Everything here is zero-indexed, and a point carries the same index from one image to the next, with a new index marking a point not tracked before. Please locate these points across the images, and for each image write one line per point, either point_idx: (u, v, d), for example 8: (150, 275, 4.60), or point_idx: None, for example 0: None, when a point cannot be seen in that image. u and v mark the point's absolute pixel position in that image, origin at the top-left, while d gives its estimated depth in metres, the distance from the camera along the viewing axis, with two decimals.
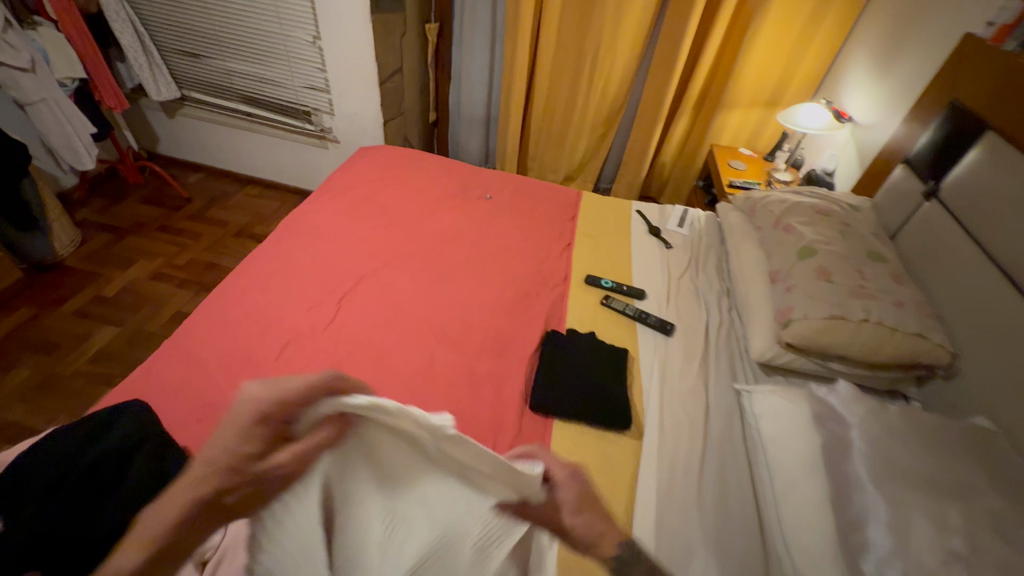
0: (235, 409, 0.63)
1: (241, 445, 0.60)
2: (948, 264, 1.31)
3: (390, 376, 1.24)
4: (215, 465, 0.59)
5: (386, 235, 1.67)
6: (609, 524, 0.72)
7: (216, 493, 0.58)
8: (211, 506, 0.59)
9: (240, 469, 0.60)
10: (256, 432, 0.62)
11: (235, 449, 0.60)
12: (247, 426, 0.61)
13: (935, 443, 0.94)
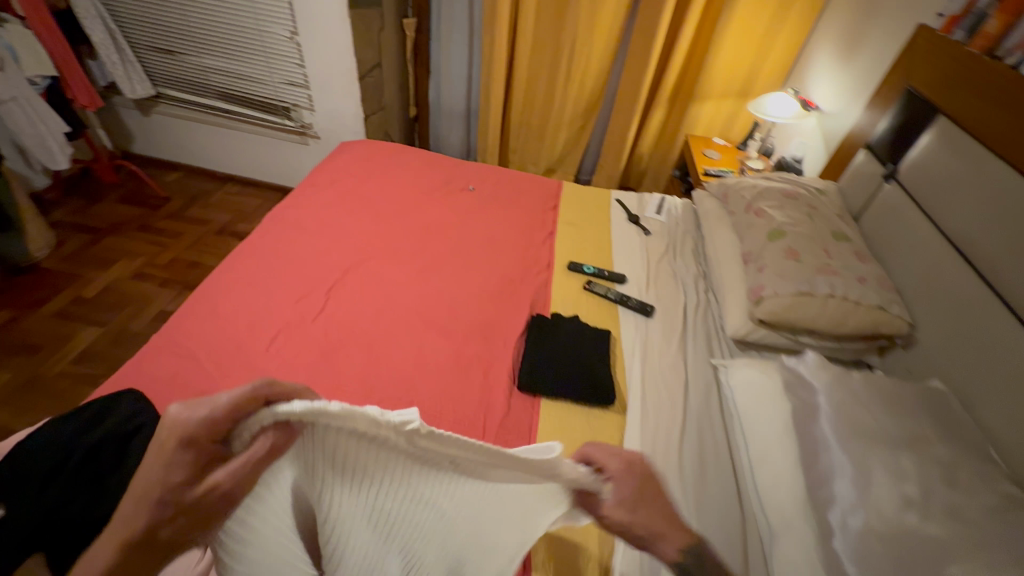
0: (157, 438, 0.52)
1: (169, 476, 0.51)
2: (906, 242, 1.40)
3: (380, 363, 1.27)
4: (142, 503, 0.50)
5: (371, 227, 1.69)
6: (667, 525, 0.69)
7: (150, 531, 0.50)
8: (143, 545, 0.50)
9: (176, 502, 0.51)
10: (186, 458, 0.52)
11: (164, 482, 0.51)
12: (171, 455, 0.51)
13: (893, 404, 1.01)
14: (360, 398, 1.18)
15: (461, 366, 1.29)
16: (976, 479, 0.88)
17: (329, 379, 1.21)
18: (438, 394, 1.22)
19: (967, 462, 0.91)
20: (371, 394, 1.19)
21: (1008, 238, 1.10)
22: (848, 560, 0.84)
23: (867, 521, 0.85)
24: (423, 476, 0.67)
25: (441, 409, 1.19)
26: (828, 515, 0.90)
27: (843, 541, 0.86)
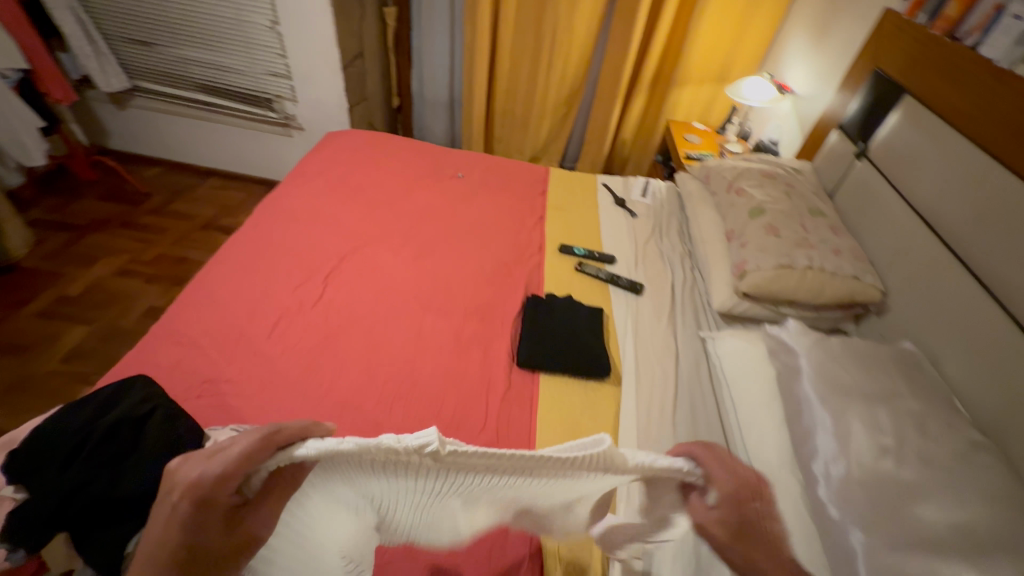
0: (172, 498, 0.56)
1: (194, 534, 0.55)
2: (877, 215, 1.48)
3: (382, 346, 1.30)
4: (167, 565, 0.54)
5: (364, 215, 1.71)
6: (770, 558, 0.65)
7: None
8: None
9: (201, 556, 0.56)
10: (207, 515, 0.57)
11: (188, 540, 0.55)
12: (193, 513, 0.55)
13: (868, 363, 1.09)
14: (365, 379, 1.21)
15: (461, 346, 1.33)
16: (943, 426, 0.96)
17: (332, 363, 1.24)
18: (441, 374, 1.26)
19: (936, 412, 0.99)
20: (375, 375, 1.23)
21: (970, 208, 1.18)
22: (831, 504, 0.91)
23: (847, 469, 0.92)
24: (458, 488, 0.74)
25: (444, 387, 1.23)
26: (812, 467, 0.97)
27: (826, 488, 0.93)
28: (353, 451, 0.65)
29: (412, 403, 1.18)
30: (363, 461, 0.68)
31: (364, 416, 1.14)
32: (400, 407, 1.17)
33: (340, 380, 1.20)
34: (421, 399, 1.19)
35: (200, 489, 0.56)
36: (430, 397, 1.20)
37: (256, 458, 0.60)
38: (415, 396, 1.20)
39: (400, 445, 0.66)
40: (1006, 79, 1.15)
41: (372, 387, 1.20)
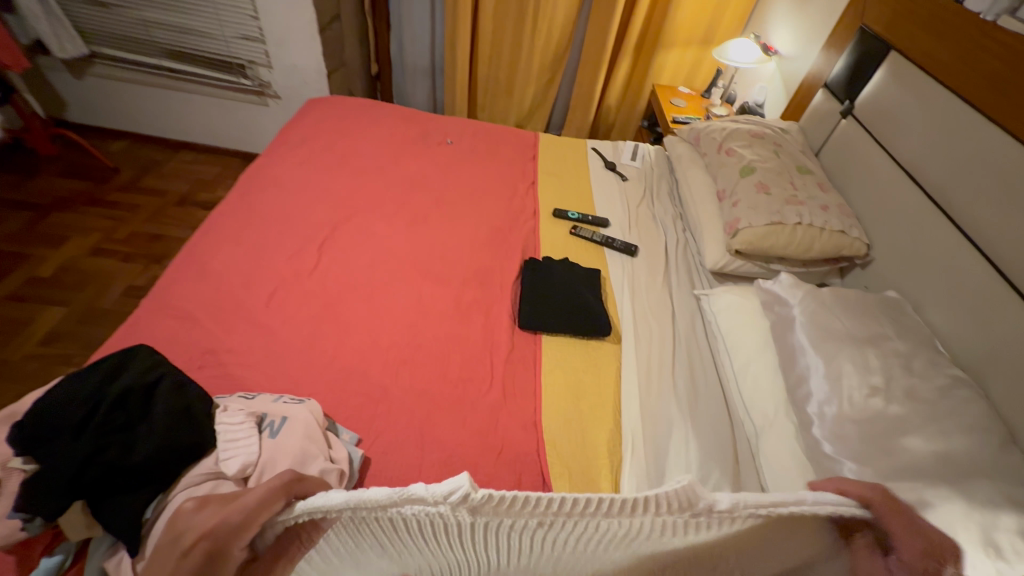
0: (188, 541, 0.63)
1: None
2: (862, 172, 1.52)
3: (382, 311, 1.29)
4: None
5: (352, 184, 1.67)
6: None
7: None
8: None
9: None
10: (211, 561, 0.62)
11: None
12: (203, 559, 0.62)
13: (859, 310, 1.14)
14: (368, 343, 1.21)
15: (461, 310, 1.33)
16: (928, 364, 1.02)
17: (333, 329, 1.23)
18: (444, 337, 1.26)
19: (921, 351, 1.05)
20: (379, 340, 1.23)
21: (953, 160, 1.22)
22: (825, 441, 0.97)
23: (839, 408, 0.98)
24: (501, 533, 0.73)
25: (448, 349, 1.23)
26: (806, 408, 1.02)
27: (821, 427, 0.98)
28: (383, 502, 0.66)
29: (418, 366, 1.19)
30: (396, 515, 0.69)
31: (370, 379, 1.14)
32: (405, 370, 1.17)
33: (343, 345, 1.20)
34: (425, 362, 1.20)
35: (214, 538, 0.63)
36: (434, 359, 1.21)
37: (270, 507, 0.66)
38: (419, 358, 1.20)
39: (430, 494, 0.67)
40: (990, 31, 1.18)
41: (375, 351, 1.20)
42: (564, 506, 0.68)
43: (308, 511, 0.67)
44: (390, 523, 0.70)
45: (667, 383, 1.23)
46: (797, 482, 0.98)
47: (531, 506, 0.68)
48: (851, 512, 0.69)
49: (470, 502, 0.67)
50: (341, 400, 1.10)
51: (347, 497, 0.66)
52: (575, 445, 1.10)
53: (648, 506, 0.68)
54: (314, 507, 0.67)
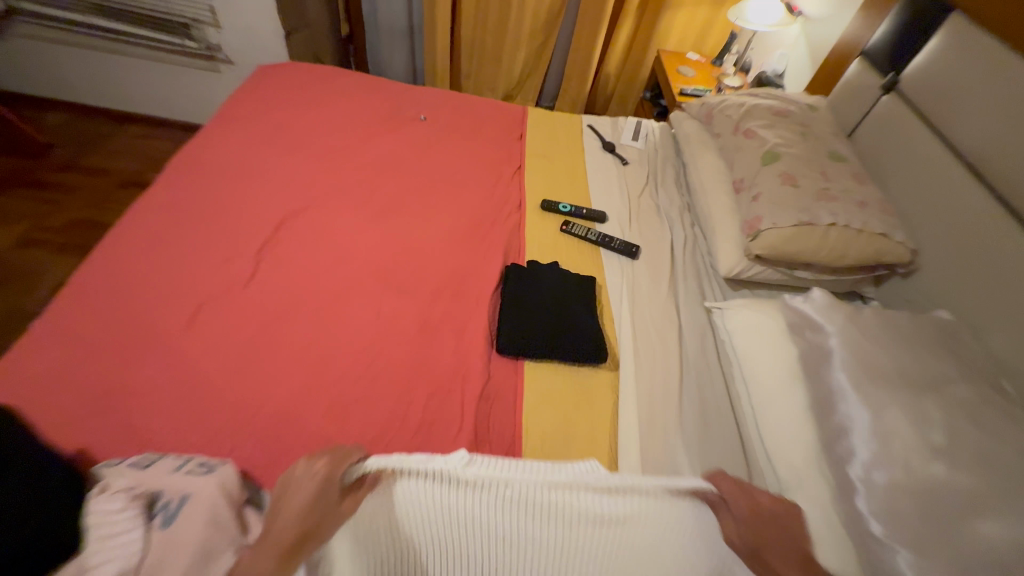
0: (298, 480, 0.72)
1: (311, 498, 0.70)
2: (907, 160, 1.28)
3: (330, 333, 1.06)
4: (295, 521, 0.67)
5: (303, 170, 1.41)
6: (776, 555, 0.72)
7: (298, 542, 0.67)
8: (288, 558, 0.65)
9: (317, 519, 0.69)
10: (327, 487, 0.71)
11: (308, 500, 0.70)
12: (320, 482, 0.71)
13: (909, 341, 0.93)
14: (311, 377, 0.99)
15: (428, 329, 1.11)
16: (1003, 418, 0.82)
17: (267, 359, 1.00)
18: (405, 366, 1.04)
19: (990, 399, 0.84)
20: (325, 372, 1.00)
21: None
22: (872, 518, 0.78)
23: (892, 476, 0.79)
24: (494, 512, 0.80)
25: (410, 382, 1.02)
26: (846, 471, 0.83)
27: (866, 498, 0.80)
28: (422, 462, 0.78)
29: (372, 406, 0.97)
30: (425, 483, 0.78)
31: (310, 425, 0.93)
32: (356, 412, 0.96)
33: (280, 381, 0.98)
34: (382, 400, 0.98)
35: (328, 467, 0.73)
36: (392, 395, 0.99)
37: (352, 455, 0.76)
38: (374, 395, 0.99)
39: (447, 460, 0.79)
40: None
41: (320, 387, 0.98)
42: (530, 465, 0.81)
43: (376, 467, 0.76)
44: (418, 493, 0.79)
45: (670, 422, 1.04)
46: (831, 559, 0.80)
47: (512, 468, 0.80)
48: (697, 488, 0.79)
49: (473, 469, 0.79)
50: (274, 455, 0.89)
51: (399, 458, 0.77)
52: None
53: (560, 467, 0.81)
54: (382, 459, 0.77)
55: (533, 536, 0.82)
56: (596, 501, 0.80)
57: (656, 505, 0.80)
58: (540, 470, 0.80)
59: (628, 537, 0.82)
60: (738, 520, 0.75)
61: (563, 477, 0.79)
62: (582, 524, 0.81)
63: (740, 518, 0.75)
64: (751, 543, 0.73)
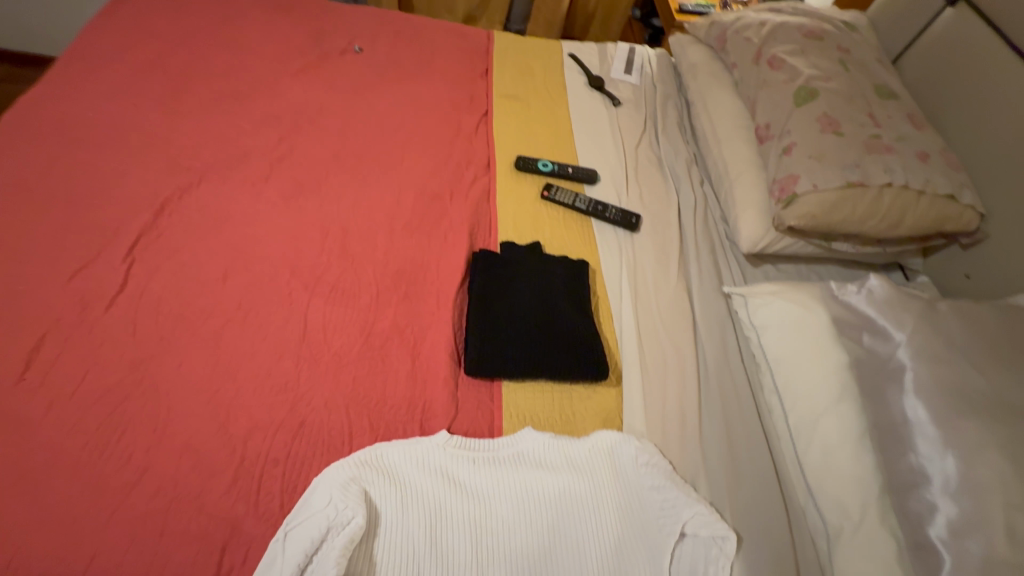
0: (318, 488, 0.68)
1: (340, 495, 0.67)
2: (978, 97, 1.01)
3: (238, 365, 0.79)
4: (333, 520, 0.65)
5: (197, 130, 1.05)
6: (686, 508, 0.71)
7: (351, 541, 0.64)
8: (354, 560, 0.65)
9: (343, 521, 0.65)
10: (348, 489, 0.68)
11: (334, 497, 0.67)
12: (341, 484, 0.68)
13: (1004, 350, 0.71)
14: (210, 433, 0.72)
15: (373, 349, 0.84)
16: None
17: (148, 412, 0.73)
18: (343, 405, 0.78)
19: None
20: (230, 424, 0.74)
21: None
22: None
23: (989, 547, 0.59)
24: (462, 504, 0.71)
25: (349, 427, 0.76)
26: (923, 530, 0.64)
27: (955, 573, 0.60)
28: (384, 458, 0.73)
29: (300, 468, 0.72)
30: (389, 480, 0.71)
31: (209, 504, 0.67)
32: (275, 479, 0.71)
33: (161, 444, 0.71)
34: (312, 457, 0.73)
35: (343, 465, 0.70)
36: (326, 449, 0.74)
37: (357, 454, 0.72)
38: (302, 450, 0.73)
39: (406, 451, 0.74)
40: None
41: (224, 447, 0.72)
42: (485, 445, 0.76)
43: (347, 466, 0.71)
44: (383, 494, 0.70)
45: (690, 454, 0.81)
46: None
47: (469, 449, 0.76)
48: (634, 445, 0.77)
49: (435, 455, 0.74)
50: (153, 559, 0.63)
51: (362, 458, 0.72)
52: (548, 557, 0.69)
53: (503, 444, 0.77)
54: (347, 460, 0.71)
55: (511, 536, 0.70)
56: (558, 469, 0.75)
57: (600, 466, 0.76)
58: (495, 450, 0.76)
59: (602, 514, 0.73)
60: (652, 467, 0.75)
61: (533, 453, 0.76)
62: (553, 504, 0.73)
63: (653, 472, 0.74)
64: (664, 486, 0.73)
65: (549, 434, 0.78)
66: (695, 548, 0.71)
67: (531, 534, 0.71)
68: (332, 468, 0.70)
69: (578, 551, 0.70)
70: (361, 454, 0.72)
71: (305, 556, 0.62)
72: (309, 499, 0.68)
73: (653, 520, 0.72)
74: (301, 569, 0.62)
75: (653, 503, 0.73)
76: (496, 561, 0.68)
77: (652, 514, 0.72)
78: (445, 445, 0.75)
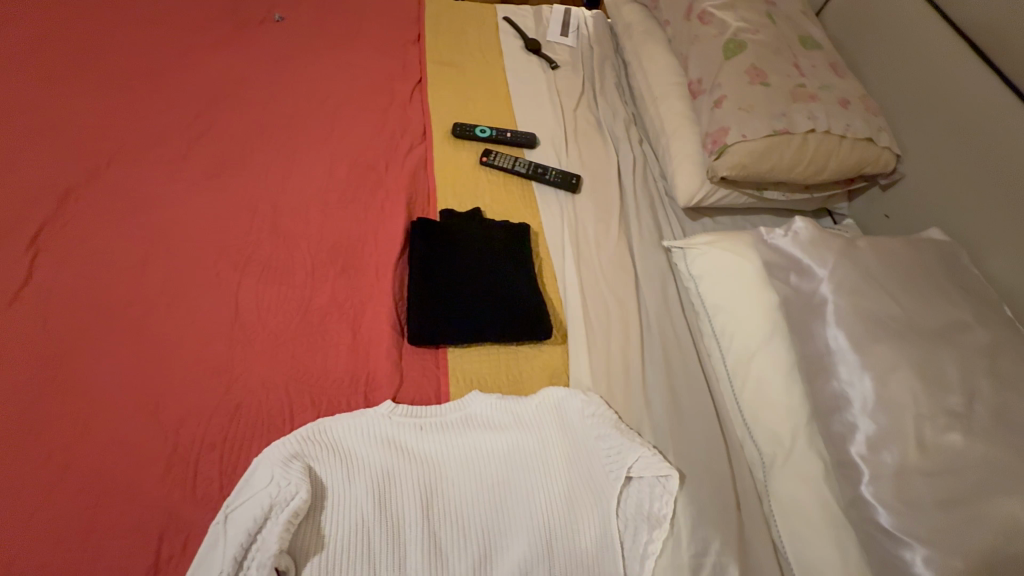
0: (258, 470, 0.66)
1: (282, 472, 0.65)
2: (894, 44, 1.05)
3: (165, 352, 0.75)
4: (275, 498, 0.63)
5: (102, 109, 0.98)
6: (631, 450, 0.73)
7: (295, 518, 0.62)
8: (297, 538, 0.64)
9: (285, 498, 0.63)
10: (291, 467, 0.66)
11: (277, 475, 0.65)
12: (283, 462, 0.66)
13: (915, 278, 0.76)
14: (137, 424, 0.69)
15: (311, 325, 0.81)
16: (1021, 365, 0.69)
17: (66, 407, 0.68)
18: (281, 383, 0.75)
19: (1008, 343, 0.71)
20: (159, 412, 0.70)
21: None
22: (879, 506, 0.63)
23: (902, 456, 0.64)
24: (410, 471, 0.71)
25: (289, 405, 0.74)
26: (846, 448, 0.68)
27: (873, 483, 0.64)
28: (327, 433, 0.71)
29: (238, 451, 0.70)
30: (334, 454, 0.70)
31: (141, 495, 0.65)
32: (212, 463, 0.68)
33: (83, 439, 0.67)
34: (251, 438, 0.71)
35: (285, 443, 0.69)
36: (266, 429, 0.72)
37: (299, 431, 0.70)
38: (240, 431, 0.71)
39: (350, 424, 0.72)
40: None
41: (154, 437, 0.68)
42: (432, 411, 0.76)
43: (288, 444, 0.69)
44: (328, 471, 0.69)
45: (635, 401, 0.83)
46: (831, 552, 0.68)
47: (415, 416, 0.75)
48: (579, 398, 0.78)
49: (381, 426, 0.73)
50: (82, 555, 0.60)
51: (303, 434, 0.70)
52: (499, 513, 0.70)
53: (450, 409, 0.77)
54: (288, 438, 0.69)
55: (460, 496, 0.70)
56: (505, 427, 0.76)
57: (547, 421, 0.77)
58: (442, 415, 0.76)
59: (550, 466, 0.74)
60: (598, 417, 0.76)
61: (481, 414, 0.77)
62: (501, 462, 0.73)
63: (599, 421, 0.76)
64: (611, 434, 0.75)
65: (496, 395, 0.79)
66: (639, 491, 0.73)
67: (481, 493, 0.71)
68: (273, 447, 0.68)
69: (528, 505, 0.71)
70: (303, 431, 0.70)
71: (247, 535, 0.61)
72: (250, 480, 0.66)
73: (599, 468, 0.74)
74: (245, 549, 0.61)
75: (599, 451, 0.75)
76: (448, 522, 0.69)
77: (600, 460, 0.74)
78: (391, 414, 0.74)
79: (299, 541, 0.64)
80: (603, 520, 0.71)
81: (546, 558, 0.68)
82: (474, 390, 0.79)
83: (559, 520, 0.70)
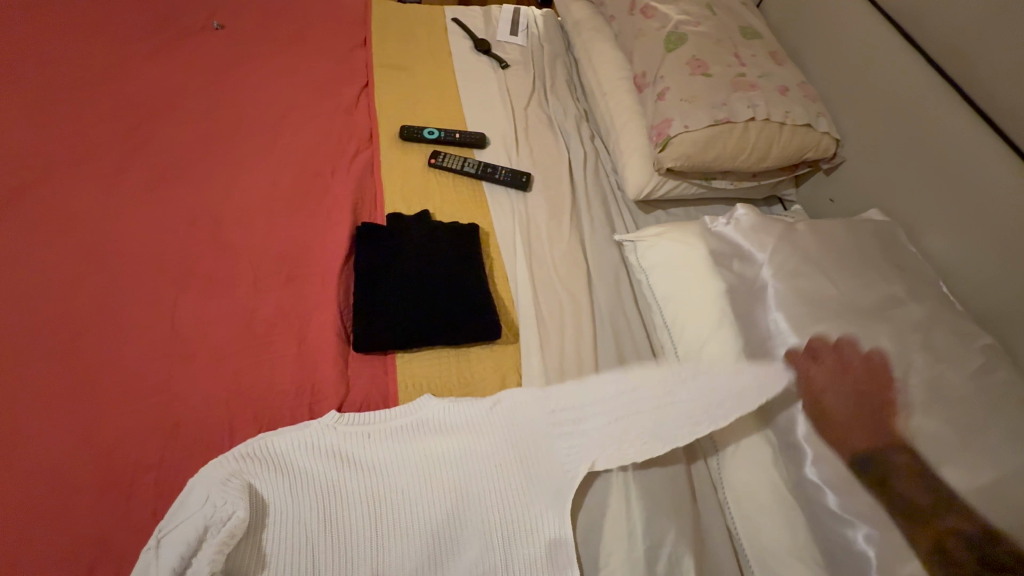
0: (195, 491, 0.64)
1: (219, 491, 0.63)
2: (830, 31, 1.07)
3: (97, 373, 0.72)
4: (209, 520, 0.61)
5: (28, 125, 0.94)
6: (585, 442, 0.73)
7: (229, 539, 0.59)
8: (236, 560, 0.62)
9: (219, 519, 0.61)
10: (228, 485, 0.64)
11: (213, 495, 0.63)
12: (220, 480, 0.64)
13: (852, 259, 0.77)
14: (67, 449, 0.66)
15: (254, 337, 0.79)
16: (954, 337, 0.70)
17: None
18: (222, 399, 0.73)
19: (942, 317, 0.72)
20: (91, 437, 0.67)
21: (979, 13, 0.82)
22: (825, 487, 0.64)
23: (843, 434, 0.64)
24: (355, 483, 0.69)
25: (230, 421, 0.72)
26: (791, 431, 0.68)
27: (817, 464, 0.65)
28: (268, 449, 0.69)
29: (176, 472, 0.67)
30: (275, 470, 0.68)
31: (71, 524, 0.62)
32: (148, 486, 0.66)
33: (7, 470, 0.64)
34: (190, 457, 0.69)
35: (225, 461, 0.66)
36: (205, 446, 0.69)
37: (239, 448, 0.68)
38: (179, 451, 0.69)
39: (293, 438, 0.70)
40: None
41: (85, 462, 0.66)
42: (379, 419, 0.74)
43: (227, 461, 0.66)
44: (269, 488, 0.67)
45: None
46: (781, 533, 0.68)
47: (360, 425, 0.73)
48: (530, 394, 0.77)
49: (325, 438, 0.71)
50: None
51: (244, 451, 0.68)
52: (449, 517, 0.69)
53: (399, 416, 0.75)
54: (228, 456, 0.67)
55: (409, 505, 0.69)
56: (455, 431, 0.74)
57: (498, 421, 0.76)
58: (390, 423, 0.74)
59: (501, 468, 0.73)
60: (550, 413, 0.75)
61: (432, 419, 0.75)
62: (451, 468, 0.72)
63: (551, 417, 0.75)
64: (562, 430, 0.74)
65: (448, 399, 0.77)
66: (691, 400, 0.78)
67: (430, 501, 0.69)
68: (209, 466, 0.66)
69: (478, 509, 0.70)
70: (244, 448, 0.68)
71: (181, 558, 0.58)
72: (186, 501, 0.63)
73: (552, 465, 0.73)
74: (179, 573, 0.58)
75: (552, 449, 0.74)
76: (396, 532, 0.67)
77: (552, 457, 0.73)
78: (336, 424, 0.72)
79: (238, 562, 0.62)
80: (556, 519, 0.70)
81: (496, 560, 0.67)
82: (424, 394, 0.78)
83: (509, 523, 0.69)
